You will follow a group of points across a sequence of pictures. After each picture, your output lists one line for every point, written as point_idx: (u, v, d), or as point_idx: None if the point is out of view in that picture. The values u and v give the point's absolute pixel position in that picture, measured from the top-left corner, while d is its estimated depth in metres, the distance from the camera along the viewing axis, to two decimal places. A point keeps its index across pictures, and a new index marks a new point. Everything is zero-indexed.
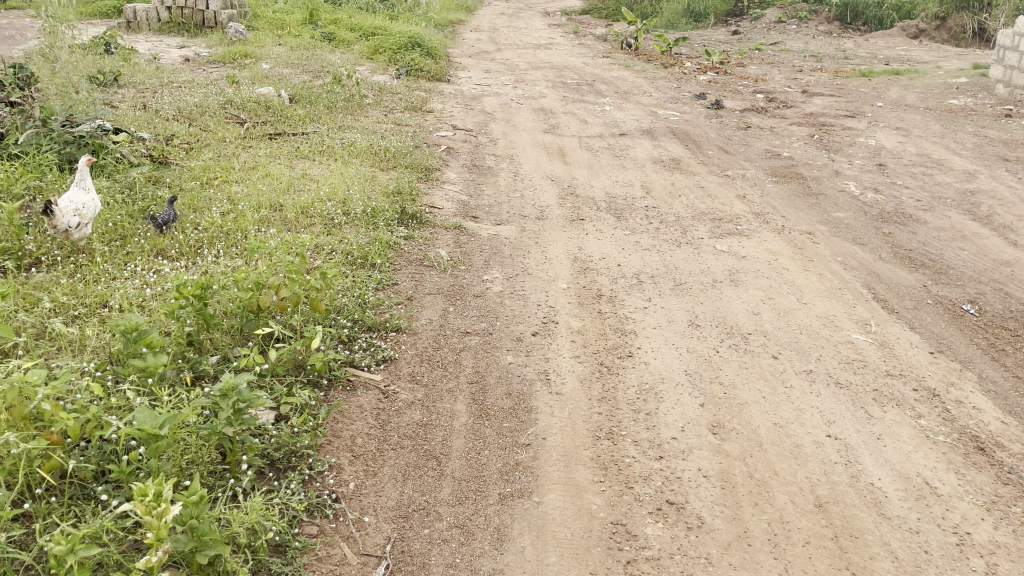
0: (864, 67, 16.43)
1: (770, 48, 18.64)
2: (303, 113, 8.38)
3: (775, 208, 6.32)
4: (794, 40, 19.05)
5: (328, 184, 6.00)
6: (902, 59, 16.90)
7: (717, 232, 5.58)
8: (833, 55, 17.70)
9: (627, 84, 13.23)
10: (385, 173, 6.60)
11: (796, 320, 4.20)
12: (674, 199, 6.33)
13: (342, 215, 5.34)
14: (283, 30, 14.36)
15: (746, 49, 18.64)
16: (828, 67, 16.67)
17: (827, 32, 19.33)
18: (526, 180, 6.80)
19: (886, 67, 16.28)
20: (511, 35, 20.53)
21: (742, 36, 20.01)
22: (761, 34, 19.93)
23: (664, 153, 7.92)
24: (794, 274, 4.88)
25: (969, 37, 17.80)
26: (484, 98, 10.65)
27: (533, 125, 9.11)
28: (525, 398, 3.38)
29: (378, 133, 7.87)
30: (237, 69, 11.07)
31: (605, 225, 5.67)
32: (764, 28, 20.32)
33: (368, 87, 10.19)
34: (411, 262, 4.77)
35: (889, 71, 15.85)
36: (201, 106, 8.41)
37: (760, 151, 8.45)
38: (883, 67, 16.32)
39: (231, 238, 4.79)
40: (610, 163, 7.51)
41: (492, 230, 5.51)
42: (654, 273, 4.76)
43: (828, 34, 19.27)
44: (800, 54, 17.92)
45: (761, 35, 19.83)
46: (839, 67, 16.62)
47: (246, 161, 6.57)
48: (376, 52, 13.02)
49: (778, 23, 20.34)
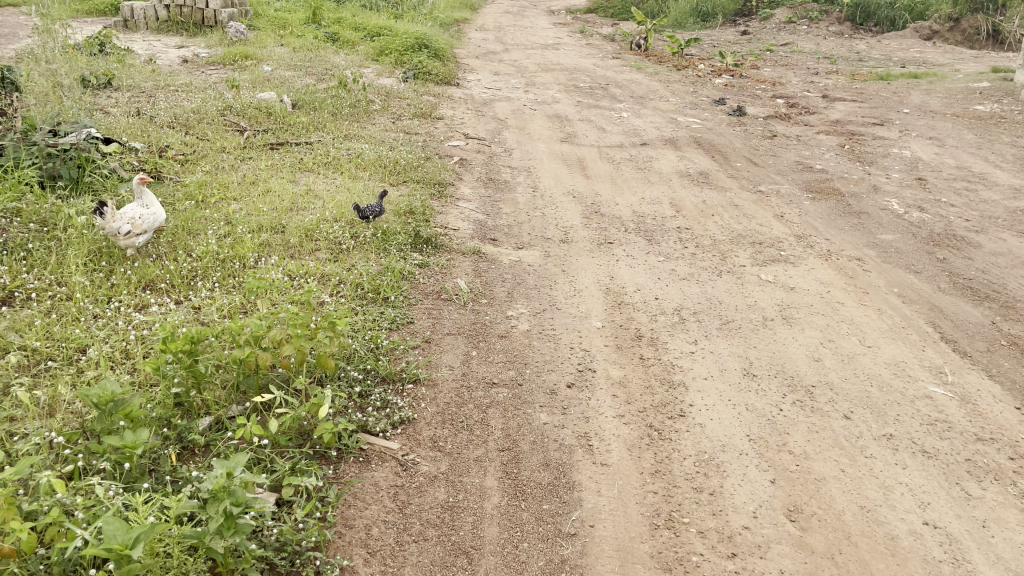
0: (881, 70, 15.92)
1: (783, 49, 18.14)
2: (307, 120, 7.92)
3: (817, 228, 5.84)
4: (805, 40, 18.63)
5: (334, 204, 5.53)
6: (920, 62, 16.38)
7: (760, 259, 5.11)
8: (848, 56, 17.19)
9: (642, 88, 12.73)
10: (394, 190, 6.12)
11: (863, 369, 3.72)
12: (708, 219, 5.86)
13: (350, 241, 4.86)
14: (286, 29, 13.89)
15: (760, 51, 18.14)
16: (844, 70, 16.16)
17: (837, 33, 18.94)
18: (546, 197, 6.33)
19: (903, 70, 15.79)
20: (518, 35, 20.05)
21: (753, 37, 19.52)
22: (773, 35, 19.47)
23: (690, 165, 7.45)
24: (850, 309, 4.41)
25: (983, 40, 17.26)
26: (495, 104, 10.18)
27: (549, 133, 8.65)
28: (566, 470, 2.91)
29: (386, 143, 7.40)
30: (237, 71, 10.60)
31: (636, 250, 5.19)
32: (774, 28, 19.91)
33: (374, 91, 9.73)
34: (427, 295, 4.29)
35: (908, 75, 15.34)
36: (199, 112, 7.94)
37: (790, 163, 7.97)
38: (901, 70, 15.81)
39: (228, 268, 4.30)
40: (633, 177, 7.04)
41: (513, 255, 5.05)
42: (697, 309, 4.28)
43: (839, 34, 18.86)
44: (814, 56, 17.42)
45: (772, 35, 19.41)
46: (856, 69, 16.11)
47: (245, 175, 6.10)
48: (382, 53, 12.55)
49: (788, 23, 19.89)
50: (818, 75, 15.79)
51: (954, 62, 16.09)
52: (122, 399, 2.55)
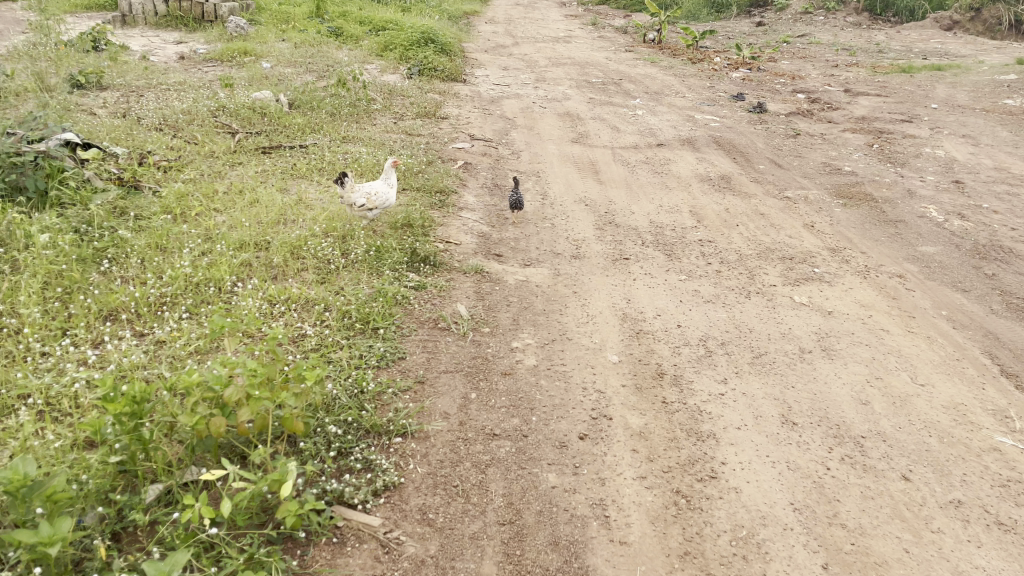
0: (904, 62, 15.32)
1: (800, 41, 17.56)
2: (303, 121, 7.49)
3: (851, 240, 5.36)
4: (822, 32, 18.03)
5: (324, 215, 5.09)
6: (942, 53, 15.75)
7: (792, 277, 4.63)
8: (867, 48, 16.58)
9: (657, 83, 12.22)
10: (392, 198, 5.68)
11: (918, 414, 3.25)
12: (732, 231, 5.39)
13: (338, 260, 4.44)
14: (288, 24, 13.46)
15: (777, 42, 17.57)
16: (865, 62, 15.56)
17: (855, 24, 18.31)
18: (556, 205, 5.87)
19: (925, 62, 15.17)
20: (528, 27, 19.54)
21: (769, 28, 18.93)
22: (789, 26, 18.88)
23: (710, 168, 6.96)
24: (896, 337, 3.93)
25: (1006, 30, 16.60)
26: (503, 101, 9.72)
27: (560, 133, 8.18)
28: (578, 552, 2.45)
29: (386, 146, 6.96)
30: (234, 68, 10.18)
31: (653, 268, 4.73)
32: (790, 20, 19.30)
33: (376, 89, 9.28)
34: (422, 323, 3.84)
35: (931, 67, 14.74)
36: (189, 113, 7.52)
37: (816, 165, 7.47)
38: (923, 62, 15.20)
39: (201, 294, 3.87)
40: (650, 181, 6.56)
41: (520, 274, 4.60)
42: (725, 338, 3.82)
43: (857, 25, 18.23)
44: (832, 47, 16.82)
45: (788, 26, 18.81)
46: (878, 61, 15.51)
47: (231, 184, 5.66)
48: (387, 48, 12.08)
49: (804, 14, 19.26)
50: (838, 68, 15.20)
51: (978, 54, 15.44)
52: (41, 481, 2.13)
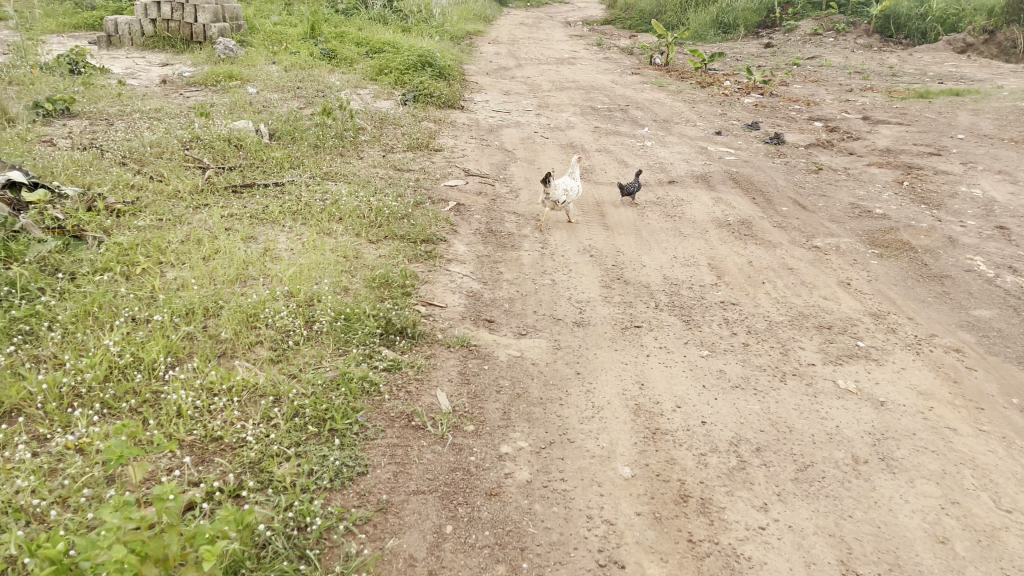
0: (921, 87, 14.71)
1: (811, 63, 16.99)
2: (282, 155, 6.87)
3: (895, 303, 4.69)
4: (833, 54, 17.43)
5: (289, 273, 4.45)
6: (958, 77, 15.15)
7: (832, 352, 3.96)
8: (881, 71, 15.98)
9: (665, 110, 11.60)
10: (371, 248, 5.03)
11: (1011, 560, 2.57)
12: (757, 290, 4.72)
13: (298, 333, 3.79)
14: (281, 45, 12.92)
15: (787, 64, 16.99)
16: (880, 86, 14.94)
17: (867, 46, 17.71)
18: (558, 255, 5.22)
19: (943, 87, 14.55)
20: (532, 48, 19.02)
21: (778, 50, 18.37)
22: (798, 47, 18.32)
23: (728, 210, 6.30)
24: (966, 441, 3.24)
25: None
26: (502, 130, 9.11)
27: (563, 168, 7.55)
28: None
29: (370, 184, 6.33)
30: (217, 93, 9.60)
31: (669, 339, 4.05)
32: (799, 41, 18.71)
33: (366, 118, 8.68)
34: (392, 420, 3.14)
35: (950, 92, 14.13)
36: (158, 145, 6.91)
37: (843, 206, 6.82)
38: (941, 87, 14.58)
39: (125, 381, 3.20)
40: (662, 226, 5.90)
41: (514, 346, 3.94)
42: (761, 442, 3.13)
43: (869, 47, 17.63)
44: (845, 70, 16.23)
45: (798, 48, 18.22)
46: (893, 85, 14.91)
47: (189, 232, 5.03)
48: (382, 71, 11.51)
49: (814, 36, 18.69)
50: (854, 93, 14.59)
51: (997, 78, 14.82)
52: None
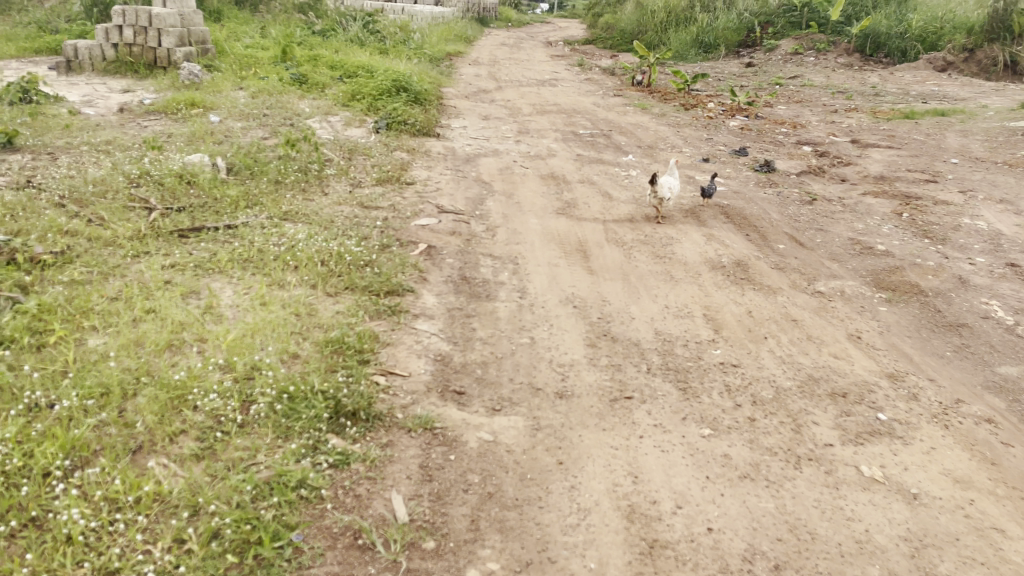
0: (908, 106, 14.41)
1: (795, 83, 16.70)
2: (237, 192, 6.35)
3: (912, 360, 4.20)
4: (816, 73, 17.14)
5: (228, 338, 3.93)
6: (938, 96, 14.88)
7: (851, 428, 3.46)
8: (865, 90, 15.70)
9: (650, 136, 11.17)
10: (327, 303, 4.51)
11: None
12: (760, 348, 4.22)
13: (231, 419, 3.28)
14: (250, 70, 12.43)
15: (771, 84, 16.69)
16: (867, 106, 14.63)
17: (849, 65, 17.44)
18: (537, 307, 4.70)
19: (928, 107, 14.26)
20: (513, 69, 18.63)
21: (761, 69, 18.09)
22: (779, 67, 18.03)
23: (721, 250, 5.82)
24: (1018, 547, 2.80)
25: (999, 71, 15.72)
26: (479, 160, 8.63)
27: (542, 201, 7.06)
28: None
29: (332, 225, 5.81)
30: (177, 123, 9.08)
31: (664, 414, 3.53)
32: (782, 60, 18.45)
33: (333, 150, 8.18)
34: (332, 539, 2.68)
35: (936, 112, 13.83)
36: (103, 183, 6.38)
37: (843, 242, 6.36)
38: (928, 107, 14.29)
39: (13, 494, 2.76)
40: (651, 269, 5.40)
41: (486, 425, 3.41)
42: (781, 559, 2.68)
43: (850, 66, 17.37)
44: (829, 90, 15.94)
45: (780, 68, 17.93)
46: (878, 106, 14.61)
47: (122, 287, 4.51)
48: (354, 97, 11.03)
49: (796, 55, 18.40)
50: (840, 114, 14.25)
51: (981, 97, 14.57)
52: None
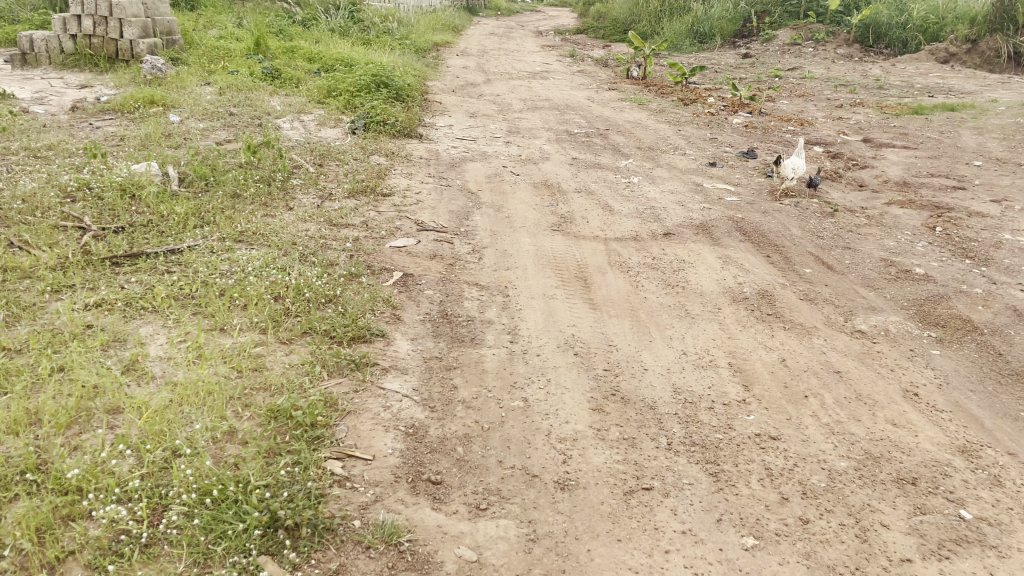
0: (914, 100, 13.70)
1: (793, 74, 15.99)
2: (187, 208, 5.59)
3: (985, 426, 3.48)
4: (815, 65, 16.42)
5: (148, 411, 3.18)
6: (945, 89, 14.21)
7: (930, 533, 2.75)
8: (866, 82, 15.00)
9: (649, 135, 10.44)
10: (277, 354, 3.76)
11: None
12: (801, 413, 3.48)
13: (136, 537, 2.52)
14: (220, 63, 11.60)
15: (769, 77, 15.97)
16: (871, 100, 13.93)
17: (847, 56, 16.71)
18: (532, 355, 3.96)
19: (935, 101, 13.57)
20: (502, 61, 17.82)
21: (756, 60, 17.38)
22: (775, 58, 17.31)
23: (741, 276, 5.09)
24: None
25: (1003, 63, 14.98)
26: (466, 165, 7.88)
27: (535, 215, 6.32)
28: None
29: (294, 250, 5.06)
30: (132, 124, 8.28)
31: (693, 514, 2.79)
32: (778, 50, 17.71)
33: (303, 155, 7.40)
34: None
35: (945, 107, 13.15)
36: (33, 197, 5.60)
37: (874, 264, 5.64)
38: (934, 101, 13.60)
39: None
40: (661, 303, 4.67)
41: (468, 535, 2.67)
42: None
43: (850, 57, 16.64)
44: (830, 82, 15.23)
45: (777, 59, 17.19)
46: (883, 99, 13.91)
47: (28, 338, 3.75)
48: (330, 94, 10.24)
49: (794, 46, 17.62)
50: (845, 109, 13.55)
51: (989, 91, 13.90)
52: None
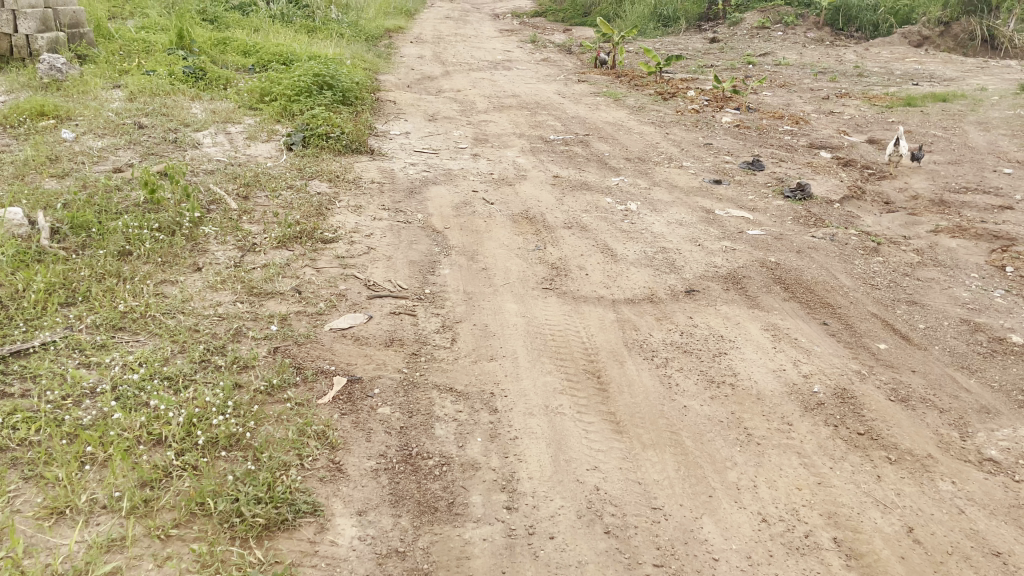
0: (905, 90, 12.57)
1: (766, 61, 14.77)
2: (51, 276, 4.08)
3: None
4: (787, 50, 15.25)
5: None
6: (933, 75, 13.13)
7: None
8: (845, 69, 13.85)
9: (636, 142, 9.11)
10: (142, 568, 2.38)
11: None
12: None
13: None
14: (136, 60, 9.96)
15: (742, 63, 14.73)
16: (855, 90, 12.78)
17: (818, 40, 15.58)
18: (543, 538, 2.63)
19: (922, 90, 12.46)
20: (460, 49, 16.29)
21: (724, 45, 16.14)
22: (743, 42, 16.10)
23: (804, 365, 3.82)
24: None
25: (977, 46, 14.32)
26: (428, 190, 6.48)
27: (519, 266, 4.97)
28: None
29: (192, 345, 3.62)
30: (11, 144, 6.68)
31: None
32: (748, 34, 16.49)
33: (223, 184, 5.91)
34: None
35: (936, 96, 12.05)
36: None
37: (955, 328, 4.40)
38: (921, 90, 12.47)
39: None
40: (710, 416, 3.36)
41: None
42: None
43: (821, 41, 15.52)
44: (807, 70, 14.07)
45: (747, 43, 15.97)
46: (869, 89, 12.77)
47: None
48: (265, 98, 8.73)
49: (762, 29, 16.43)
50: (832, 101, 12.37)
51: (973, 77, 12.89)
52: None
